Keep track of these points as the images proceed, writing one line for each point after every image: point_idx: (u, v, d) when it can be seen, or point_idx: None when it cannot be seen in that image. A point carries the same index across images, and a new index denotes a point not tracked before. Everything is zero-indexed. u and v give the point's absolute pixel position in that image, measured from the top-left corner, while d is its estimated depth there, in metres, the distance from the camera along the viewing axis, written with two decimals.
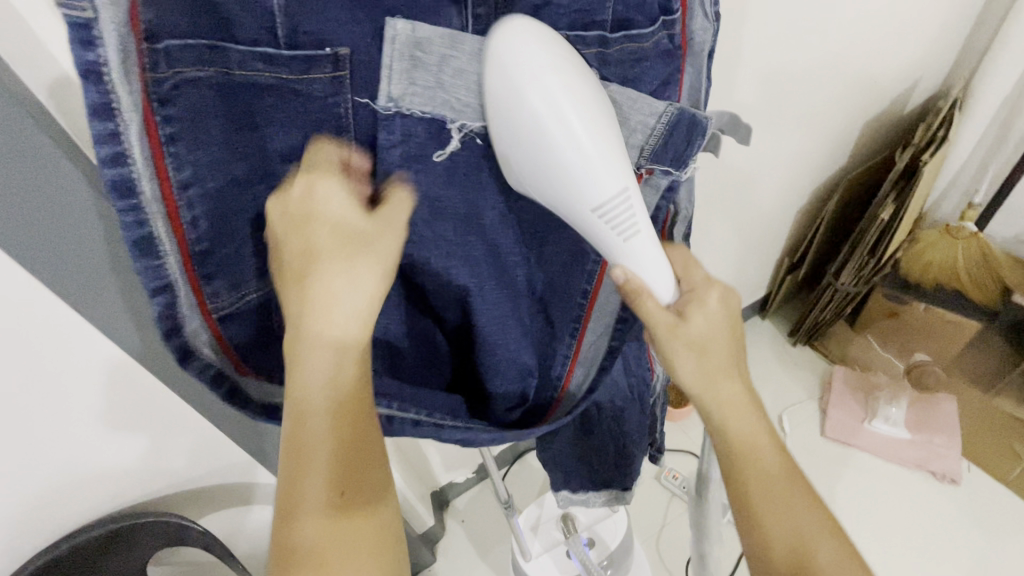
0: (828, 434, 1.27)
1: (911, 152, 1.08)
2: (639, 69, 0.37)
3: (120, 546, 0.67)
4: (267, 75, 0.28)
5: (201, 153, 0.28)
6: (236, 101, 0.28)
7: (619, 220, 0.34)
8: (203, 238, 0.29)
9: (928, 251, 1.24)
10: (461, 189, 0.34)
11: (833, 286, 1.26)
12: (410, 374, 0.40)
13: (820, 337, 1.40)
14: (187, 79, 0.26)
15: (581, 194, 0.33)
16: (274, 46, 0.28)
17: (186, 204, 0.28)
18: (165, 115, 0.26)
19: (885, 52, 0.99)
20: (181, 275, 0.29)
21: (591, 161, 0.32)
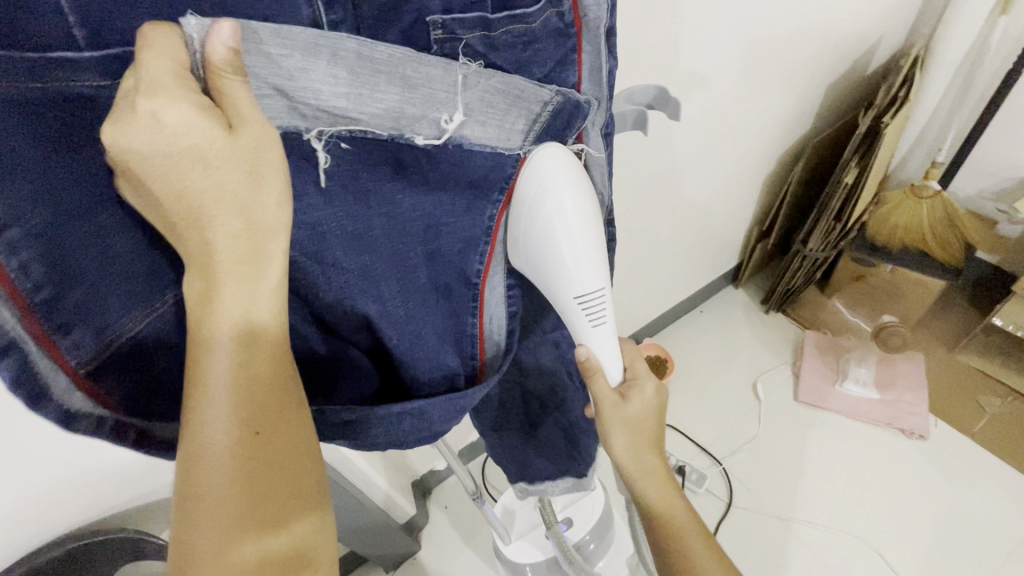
0: (801, 398, 1.28)
1: (873, 114, 1.06)
2: (530, 53, 0.35)
3: (74, 566, 0.64)
4: (77, 84, 0.25)
5: (16, 184, 0.23)
6: (47, 118, 0.24)
7: (594, 310, 0.41)
8: (43, 286, 0.25)
9: (892, 214, 1.25)
10: (347, 206, 0.32)
11: (802, 253, 1.27)
12: (334, 392, 0.38)
13: (793, 304, 1.41)
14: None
15: (567, 285, 0.39)
16: (75, 49, 0.25)
17: (8, 248, 0.23)
18: None
19: (848, 11, 0.97)
20: (23, 329, 0.25)
21: (581, 261, 0.39)
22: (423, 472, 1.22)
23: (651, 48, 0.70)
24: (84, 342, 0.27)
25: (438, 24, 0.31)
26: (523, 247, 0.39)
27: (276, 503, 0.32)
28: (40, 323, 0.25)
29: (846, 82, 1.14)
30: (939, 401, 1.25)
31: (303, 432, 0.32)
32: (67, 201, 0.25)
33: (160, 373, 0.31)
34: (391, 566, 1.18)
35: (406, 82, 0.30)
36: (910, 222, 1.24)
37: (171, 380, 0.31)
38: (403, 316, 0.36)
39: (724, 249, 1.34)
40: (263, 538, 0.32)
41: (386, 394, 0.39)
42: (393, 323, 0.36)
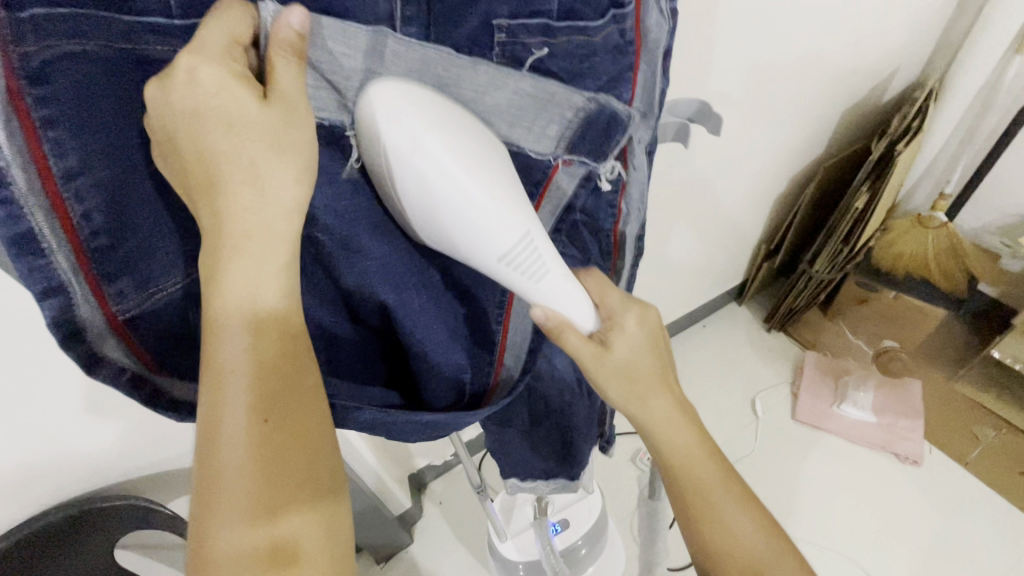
0: (799, 417, 1.30)
1: (886, 141, 1.09)
2: (586, 66, 0.37)
3: (86, 530, 0.65)
4: (162, 49, 0.28)
5: (87, 138, 0.26)
6: (124, 80, 0.27)
7: (527, 264, 0.34)
8: (100, 233, 0.27)
9: (898, 242, 1.28)
10: (375, 205, 0.34)
11: (808, 273, 1.29)
12: (346, 369, 0.38)
13: (794, 324, 1.42)
14: (65, 52, 0.25)
15: (485, 245, 0.33)
16: (166, 16, 0.28)
17: (74, 196, 0.26)
18: (37, 94, 0.25)
19: (867, 41, 1.00)
20: (75, 274, 0.27)
21: (482, 210, 0.32)
22: (420, 466, 1.23)
23: (680, 64, 0.72)
24: (127, 293, 0.28)
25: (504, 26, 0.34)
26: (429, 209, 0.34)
27: (296, 490, 0.32)
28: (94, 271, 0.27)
29: (860, 110, 1.17)
30: (935, 428, 1.27)
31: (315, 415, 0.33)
32: (128, 162, 0.28)
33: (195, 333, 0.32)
34: (381, 558, 1.19)
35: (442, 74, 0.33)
36: (916, 251, 1.26)
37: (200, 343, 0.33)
38: (419, 311, 0.38)
39: (731, 265, 1.35)
40: (282, 526, 0.32)
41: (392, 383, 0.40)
42: (411, 314, 0.37)
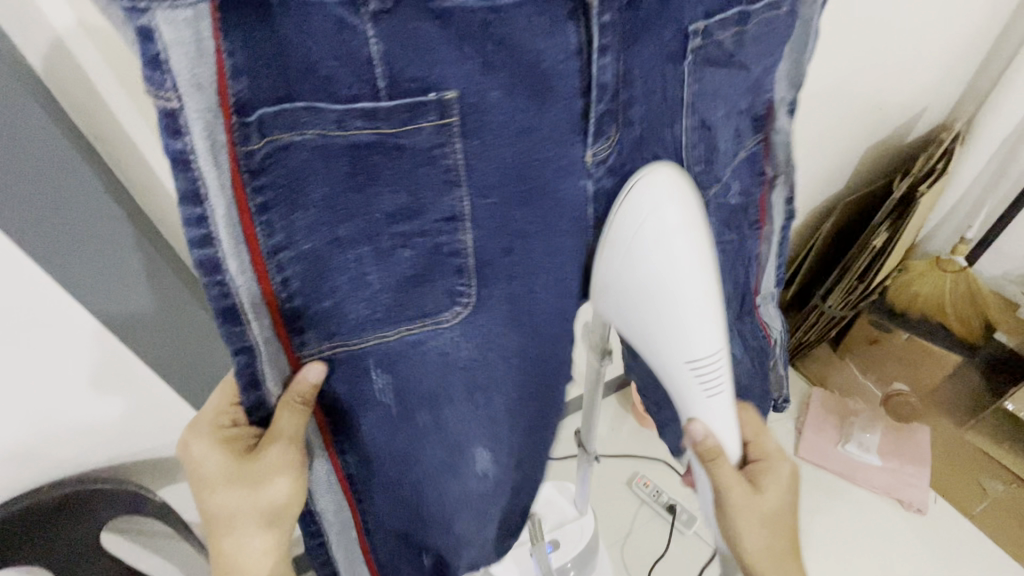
0: (801, 453, 1.27)
1: (908, 182, 1.08)
2: (763, 38, 0.45)
3: (76, 509, 0.65)
4: (368, 131, 0.32)
5: (296, 216, 0.33)
6: (333, 165, 0.32)
7: (708, 376, 0.44)
8: (290, 280, 0.34)
9: (915, 283, 1.26)
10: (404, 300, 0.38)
11: (820, 308, 1.25)
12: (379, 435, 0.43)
13: (802, 359, 1.39)
14: (286, 144, 0.31)
15: (687, 348, 0.43)
16: (372, 98, 0.32)
17: (266, 229, 0.33)
18: (256, 183, 0.31)
19: (894, 79, 0.99)
20: (247, 302, 0.33)
21: (698, 317, 0.42)
22: None
23: None
24: (308, 339, 0.37)
25: (699, 32, 0.41)
26: (614, 305, 0.44)
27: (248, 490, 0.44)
28: (279, 311, 0.35)
29: (883, 148, 1.16)
30: (941, 477, 1.24)
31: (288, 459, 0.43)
32: (335, 233, 0.35)
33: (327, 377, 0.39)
34: None
35: (573, 122, 0.37)
36: (932, 294, 1.25)
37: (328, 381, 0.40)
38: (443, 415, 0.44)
39: None
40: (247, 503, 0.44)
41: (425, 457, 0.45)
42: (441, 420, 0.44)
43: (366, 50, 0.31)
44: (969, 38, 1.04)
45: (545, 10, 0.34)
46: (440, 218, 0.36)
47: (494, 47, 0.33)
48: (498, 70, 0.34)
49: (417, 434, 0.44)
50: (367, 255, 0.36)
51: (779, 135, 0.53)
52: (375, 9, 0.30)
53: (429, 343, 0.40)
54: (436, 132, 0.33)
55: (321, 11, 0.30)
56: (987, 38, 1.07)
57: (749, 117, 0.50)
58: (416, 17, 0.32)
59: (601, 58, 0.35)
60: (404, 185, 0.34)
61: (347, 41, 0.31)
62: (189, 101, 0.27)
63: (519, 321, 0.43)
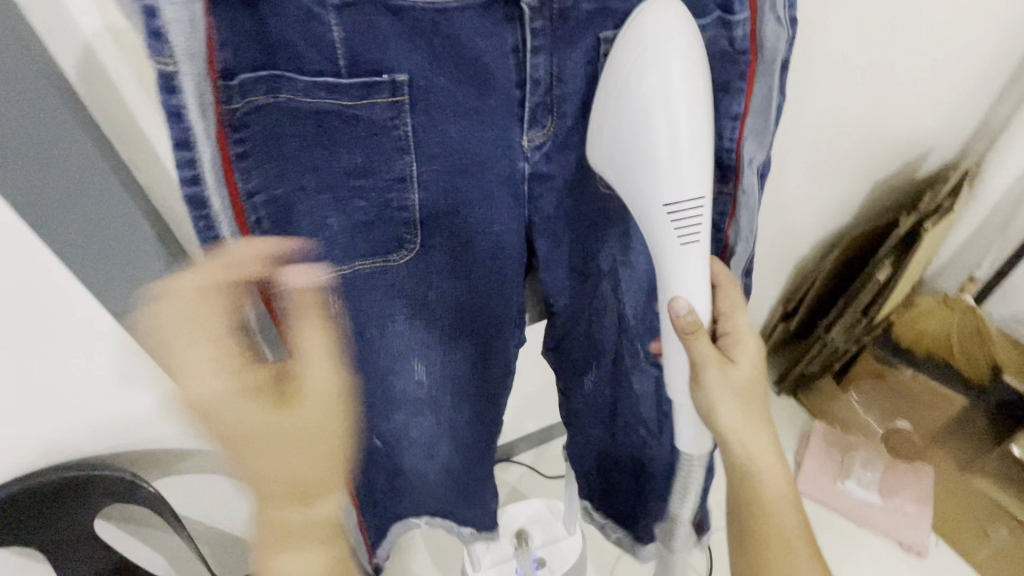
0: (800, 487, 1.26)
1: (914, 218, 1.08)
2: (693, 67, 0.45)
3: (75, 493, 0.67)
4: (329, 100, 0.37)
5: (267, 164, 0.38)
6: (303, 121, 0.38)
7: (685, 222, 0.44)
8: (262, 216, 0.39)
9: (921, 319, 1.23)
10: (363, 239, 0.44)
11: (822, 340, 1.26)
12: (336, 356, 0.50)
13: (806, 390, 1.38)
14: (262, 104, 0.36)
15: (663, 190, 0.43)
16: (335, 74, 0.37)
17: (244, 176, 0.37)
18: (238, 135, 0.35)
19: (901, 117, 1.00)
20: (229, 233, 0.37)
21: (676, 167, 0.42)
22: None
23: None
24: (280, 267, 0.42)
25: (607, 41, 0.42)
26: (608, 141, 0.43)
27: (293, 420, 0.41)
28: (251, 235, 0.39)
29: (890, 184, 1.16)
30: (943, 520, 1.22)
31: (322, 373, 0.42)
32: (302, 181, 0.40)
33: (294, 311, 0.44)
34: None
35: (512, 108, 0.43)
36: (938, 331, 1.23)
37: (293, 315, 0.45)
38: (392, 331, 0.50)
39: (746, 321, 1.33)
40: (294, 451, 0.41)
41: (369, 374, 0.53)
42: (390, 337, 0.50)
43: (330, 36, 0.36)
44: (979, 80, 1.04)
45: (488, 14, 0.39)
46: (390, 178, 0.42)
47: (440, 43, 0.39)
48: (444, 64, 0.40)
49: (358, 351, 0.51)
50: (325, 189, 0.41)
51: (747, 195, 0.49)
52: (337, 4, 0.35)
53: (371, 274, 0.46)
54: (387, 107, 0.39)
55: (293, 4, 0.34)
56: (999, 81, 1.07)
57: (709, 155, 0.49)
58: (371, 13, 0.36)
59: (534, 58, 0.41)
60: (358, 147, 0.40)
61: (312, 27, 0.35)
62: (185, 67, 0.30)
63: (463, 276, 0.49)
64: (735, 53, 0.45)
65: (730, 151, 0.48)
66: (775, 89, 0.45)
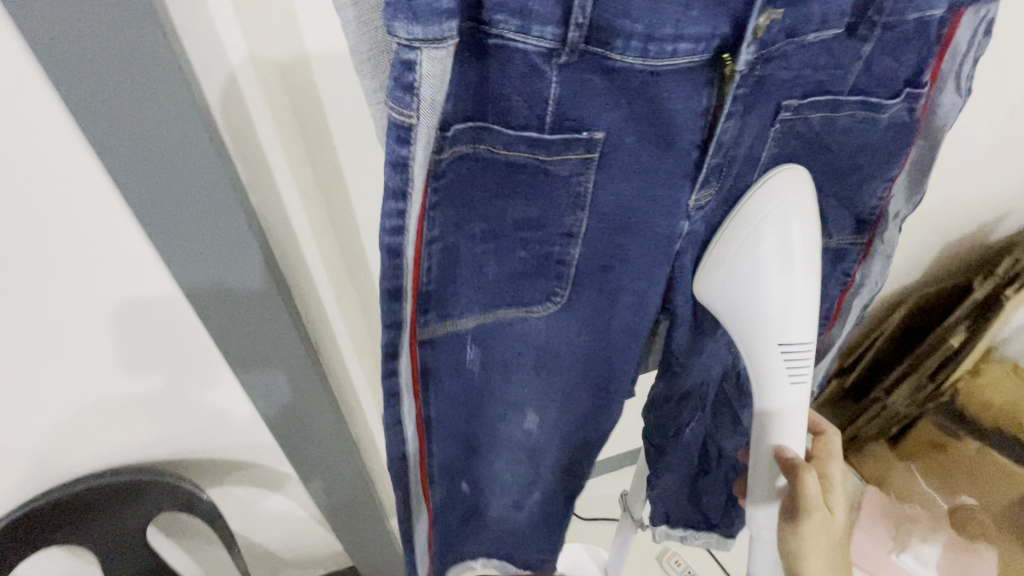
0: (850, 556, 1.19)
1: (991, 285, 1.04)
2: (864, 131, 0.41)
3: (135, 498, 0.66)
4: (525, 155, 0.34)
5: (449, 212, 0.36)
6: (491, 173, 0.35)
7: (796, 362, 0.43)
8: (432, 272, 0.37)
9: (990, 388, 1.17)
10: (511, 291, 0.42)
11: (882, 402, 1.22)
12: (451, 410, 0.47)
13: (857, 453, 1.33)
14: (464, 153, 0.34)
15: (776, 332, 0.42)
16: (539, 130, 0.33)
17: (429, 231, 0.35)
18: (435, 185, 0.34)
19: (986, 176, 0.97)
20: (409, 292, 0.34)
21: (792, 307, 0.41)
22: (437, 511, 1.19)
23: None
24: (431, 321, 0.40)
25: (791, 107, 0.38)
26: (717, 281, 0.42)
27: None
28: (419, 296, 0.36)
29: (965, 244, 1.13)
30: None
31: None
32: (470, 229, 0.38)
33: (435, 369, 0.43)
34: None
35: (684, 171, 0.37)
36: (1009, 403, 1.16)
37: (437, 373, 0.43)
38: (523, 386, 0.49)
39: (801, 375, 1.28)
40: None
41: (479, 421, 0.51)
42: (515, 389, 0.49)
43: (546, 91, 0.32)
44: None
45: (691, 76, 0.33)
46: (557, 232, 0.38)
47: (641, 103, 0.33)
48: (639, 123, 0.34)
49: (477, 404, 0.49)
50: (490, 242, 0.39)
51: (883, 246, 0.49)
52: (564, 61, 0.31)
53: (514, 326, 0.44)
54: (579, 164, 0.35)
55: (522, 57, 0.30)
56: None
57: (848, 214, 0.47)
58: (588, 69, 0.32)
59: (727, 123, 0.35)
60: (535, 202, 0.37)
61: (532, 82, 0.31)
62: (424, 119, 0.28)
63: (597, 333, 0.45)
64: (908, 122, 0.42)
65: (875, 211, 0.47)
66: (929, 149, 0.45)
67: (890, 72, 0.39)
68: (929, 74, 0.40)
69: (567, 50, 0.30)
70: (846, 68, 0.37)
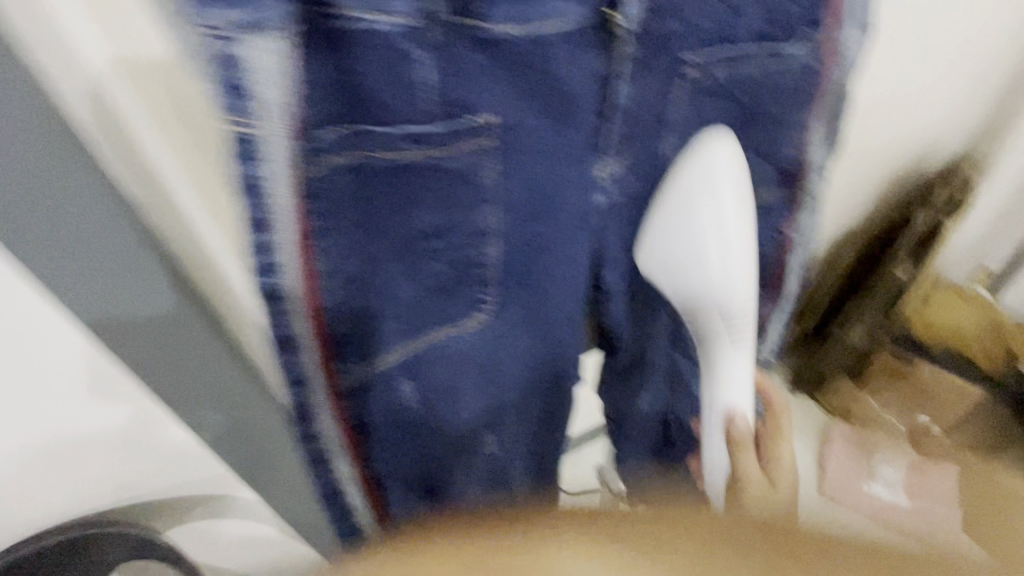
0: (826, 491, 1.23)
1: (928, 216, 1.08)
2: (774, 82, 0.40)
3: (86, 553, 0.61)
4: (415, 151, 0.32)
5: (343, 237, 0.33)
6: (386, 182, 0.33)
7: (736, 327, 0.47)
8: (337, 294, 0.35)
9: (937, 312, 1.23)
10: (437, 306, 0.39)
11: (840, 339, 1.26)
12: (393, 432, 0.46)
13: (824, 391, 1.35)
14: (355, 163, 0.31)
15: (716, 297, 0.45)
16: (426, 123, 0.32)
17: (321, 253, 0.33)
18: (317, 207, 0.31)
19: (922, 107, 0.98)
20: (302, 308, 0.34)
21: (733, 276, 0.44)
22: None
23: None
24: (351, 363, 0.39)
25: (693, 65, 0.37)
26: (654, 260, 0.45)
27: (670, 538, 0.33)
28: (324, 323, 0.36)
29: (905, 178, 1.15)
30: (971, 519, 1.20)
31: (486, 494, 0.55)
32: (375, 249, 0.35)
33: (360, 395, 0.42)
34: None
35: (585, 142, 0.37)
36: (954, 324, 1.23)
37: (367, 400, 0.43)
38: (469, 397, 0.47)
39: None
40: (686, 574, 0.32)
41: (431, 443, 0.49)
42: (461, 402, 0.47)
43: (424, 75, 0.31)
44: (992, 71, 1.03)
45: (577, 42, 0.33)
46: (469, 233, 0.37)
47: (525, 79, 0.33)
48: (531, 101, 0.34)
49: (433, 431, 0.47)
50: (405, 266, 0.37)
51: (809, 197, 0.48)
52: (437, 40, 0.30)
53: (450, 347, 0.42)
54: (472, 154, 0.34)
55: (377, 38, 0.29)
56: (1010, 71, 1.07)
57: (771, 168, 0.46)
58: (457, 40, 0.31)
59: (615, 89, 0.36)
60: (441, 206, 0.35)
61: (401, 69, 0.30)
62: (268, 125, 0.27)
63: (535, 331, 0.45)
64: (815, 62, 0.40)
65: (795, 160, 0.46)
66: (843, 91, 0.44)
67: (789, 16, 0.37)
68: (827, 14, 0.38)
69: (436, 25, 0.30)
70: (734, 19, 0.36)
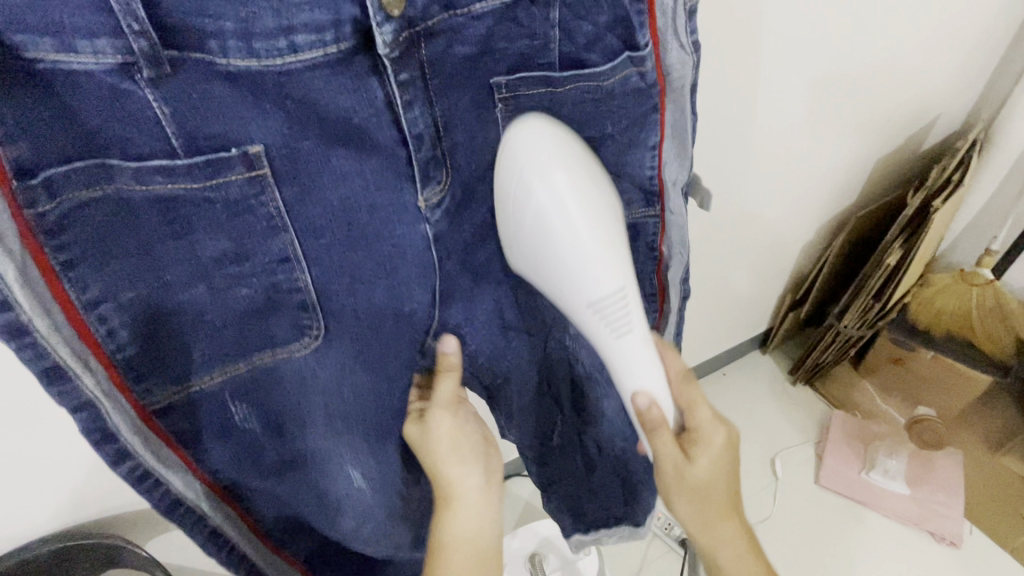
0: (822, 481, 1.20)
1: (922, 196, 1.02)
2: (604, 100, 0.42)
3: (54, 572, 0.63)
4: (169, 186, 0.31)
5: (104, 272, 0.32)
6: (143, 218, 0.32)
7: (613, 316, 0.41)
8: (119, 337, 0.34)
9: (939, 297, 1.18)
10: (252, 328, 0.38)
11: (835, 327, 1.20)
12: (253, 472, 0.45)
13: (822, 379, 1.32)
14: (78, 202, 0.30)
15: (582, 287, 0.40)
16: (172, 156, 0.31)
17: (82, 294, 0.32)
18: (56, 242, 0.30)
19: (905, 80, 0.95)
20: (70, 359, 0.31)
21: (591, 260, 0.40)
22: None
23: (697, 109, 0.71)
24: (153, 387, 0.36)
25: (502, 86, 0.38)
26: (527, 262, 0.42)
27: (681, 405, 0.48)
28: (115, 366, 0.34)
29: (897, 156, 1.11)
30: (973, 507, 1.17)
31: (493, 526, 0.56)
32: (148, 286, 0.34)
33: (229, 424, 0.41)
34: None
35: (399, 167, 0.37)
36: (957, 308, 1.17)
37: (241, 433, 0.42)
38: (324, 425, 0.46)
39: (750, 315, 1.26)
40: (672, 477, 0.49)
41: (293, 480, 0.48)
42: (314, 439, 0.46)
43: (149, 110, 0.30)
44: (980, 41, 1.00)
45: (345, 68, 0.33)
46: (272, 259, 0.36)
47: (293, 105, 0.33)
48: (308, 124, 0.34)
49: (293, 451, 0.46)
50: (191, 271, 0.35)
51: (674, 215, 0.49)
52: (150, 75, 0.29)
53: (284, 370, 0.40)
54: (249, 183, 0.33)
55: (89, 78, 0.28)
56: (1001, 39, 1.03)
57: (630, 184, 0.47)
58: (204, 80, 0.30)
59: (408, 113, 0.35)
60: (225, 233, 0.34)
61: (123, 105, 0.29)
62: None
63: (371, 364, 0.44)
64: (642, 87, 0.42)
65: (653, 179, 0.47)
66: (687, 110, 0.44)
67: (596, 39, 0.40)
68: (647, 34, 0.41)
69: (145, 62, 0.28)
70: (543, 40, 0.38)
